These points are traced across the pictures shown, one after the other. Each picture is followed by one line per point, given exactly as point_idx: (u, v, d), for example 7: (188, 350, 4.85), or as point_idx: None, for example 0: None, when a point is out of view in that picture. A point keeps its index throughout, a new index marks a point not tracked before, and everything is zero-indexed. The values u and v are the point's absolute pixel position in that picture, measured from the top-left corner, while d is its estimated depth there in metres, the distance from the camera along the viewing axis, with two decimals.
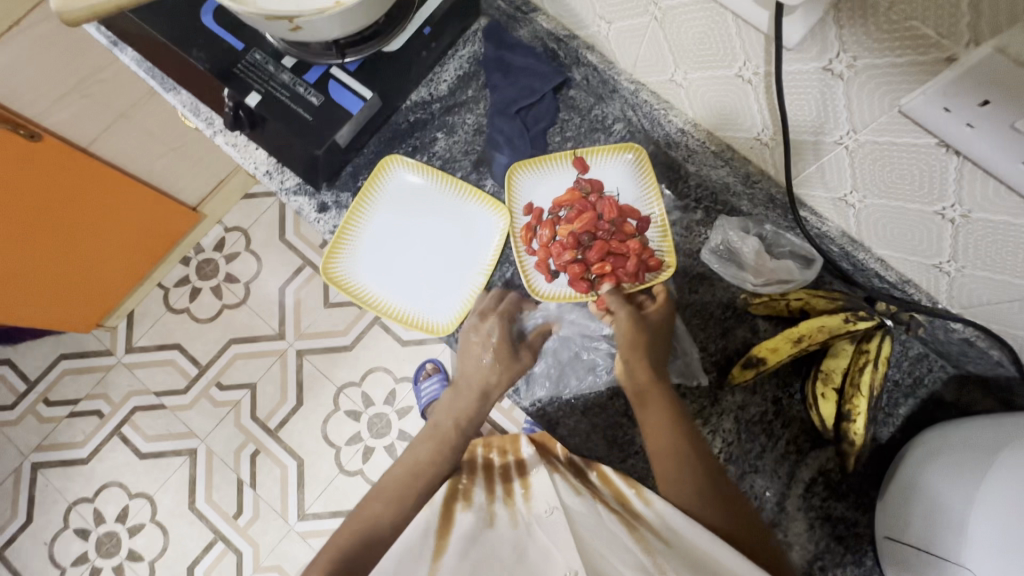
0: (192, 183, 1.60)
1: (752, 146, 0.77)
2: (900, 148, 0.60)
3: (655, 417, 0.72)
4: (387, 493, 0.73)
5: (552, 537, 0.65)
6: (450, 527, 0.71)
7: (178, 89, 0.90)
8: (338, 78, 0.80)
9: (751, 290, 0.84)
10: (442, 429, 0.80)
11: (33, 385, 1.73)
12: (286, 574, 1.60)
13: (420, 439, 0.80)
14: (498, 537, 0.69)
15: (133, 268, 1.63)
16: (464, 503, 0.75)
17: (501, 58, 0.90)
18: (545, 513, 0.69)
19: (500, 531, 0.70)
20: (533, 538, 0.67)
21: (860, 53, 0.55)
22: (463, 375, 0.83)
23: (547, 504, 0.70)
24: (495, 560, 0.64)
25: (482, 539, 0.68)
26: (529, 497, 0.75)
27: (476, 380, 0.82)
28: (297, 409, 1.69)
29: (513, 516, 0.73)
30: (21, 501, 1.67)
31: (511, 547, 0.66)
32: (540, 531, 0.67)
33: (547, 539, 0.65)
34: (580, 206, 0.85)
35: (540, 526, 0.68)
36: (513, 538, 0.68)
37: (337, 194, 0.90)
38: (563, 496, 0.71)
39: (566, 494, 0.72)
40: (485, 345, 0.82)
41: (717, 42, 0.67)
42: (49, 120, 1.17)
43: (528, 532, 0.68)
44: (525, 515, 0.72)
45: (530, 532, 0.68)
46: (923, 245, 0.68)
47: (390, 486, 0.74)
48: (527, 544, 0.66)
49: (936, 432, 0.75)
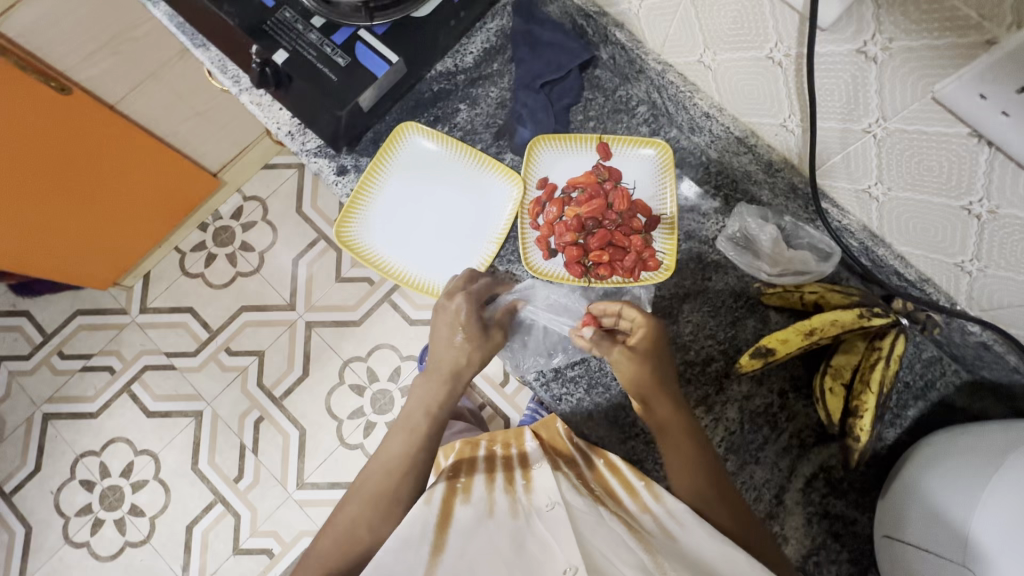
0: (216, 149, 1.60)
1: (777, 132, 0.76)
2: (927, 137, 0.59)
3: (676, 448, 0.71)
4: (367, 498, 0.72)
5: (553, 531, 0.63)
6: (449, 520, 0.68)
7: (207, 45, 0.91)
8: (365, 40, 0.81)
9: (765, 280, 0.84)
10: (414, 420, 0.76)
11: (49, 338, 1.77)
12: (282, 540, 1.62)
13: (392, 434, 0.76)
14: (497, 529, 0.66)
15: (151, 230, 1.66)
16: (463, 496, 0.72)
17: (529, 32, 0.90)
18: (546, 508, 0.67)
19: (499, 522, 0.68)
20: (532, 530, 0.66)
21: (896, 34, 0.54)
22: (435, 359, 0.79)
23: (548, 498, 0.69)
24: (494, 554, 0.63)
25: (481, 532, 0.66)
26: (529, 486, 0.73)
27: (447, 363, 0.78)
28: (303, 379, 1.71)
29: (513, 506, 0.70)
30: (31, 449, 1.71)
31: (509, 542, 0.65)
32: (540, 525, 0.66)
33: (548, 535, 0.64)
34: (592, 190, 0.85)
35: (540, 519, 0.66)
36: (512, 531, 0.66)
37: (357, 158, 0.91)
38: (567, 493, 0.69)
39: (569, 490, 0.70)
40: (455, 322, 0.79)
41: (750, 23, 0.66)
42: (79, 76, 1.16)
43: (528, 525, 0.66)
44: (525, 506, 0.69)
45: (529, 524, 0.67)
46: (945, 243, 0.67)
47: (368, 491, 0.73)
48: (526, 538, 0.65)
49: (943, 434, 0.74)
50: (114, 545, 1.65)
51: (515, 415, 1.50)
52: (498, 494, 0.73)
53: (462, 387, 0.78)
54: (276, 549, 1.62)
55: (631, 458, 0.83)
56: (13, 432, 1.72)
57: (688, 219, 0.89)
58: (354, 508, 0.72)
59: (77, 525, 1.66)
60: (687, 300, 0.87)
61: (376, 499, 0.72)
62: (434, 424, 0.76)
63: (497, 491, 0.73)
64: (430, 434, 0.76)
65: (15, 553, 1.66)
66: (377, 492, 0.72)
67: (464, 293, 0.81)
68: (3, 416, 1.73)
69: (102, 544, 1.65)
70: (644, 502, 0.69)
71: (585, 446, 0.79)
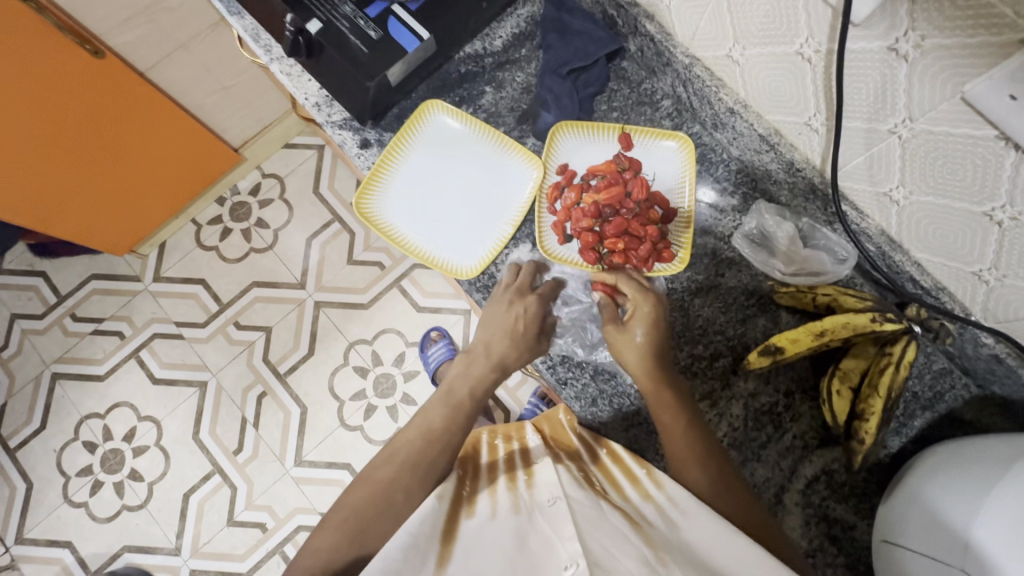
0: (239, 124, 1.62)
1: (800, 131, 0.76)
2: (953, 139, 0.59)
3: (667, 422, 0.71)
4: (402, 462, 0.70)
5: (554, 524, 0.60)
6: (455, 528, 0.64)
7: (242, 13, 0.92)
8: (398, 15, 0.82)
9: (779, 279, 0.84)
10: (456, 396, 0.76)
11: (63, 299, 1.80)
12: (275, 515, 1.63)
13: (432, 405, 0.76)
14: (498, 527, 0.63)
15: (171, 200, 1.68)
16: (468, 511, 0.68)
17: (560, 19, 0.90)
18: (547, 503, 0.64)
19: (500, 520, 0.64)
20: (533, 526, 0.62)
21: (929, 32, 0.54)
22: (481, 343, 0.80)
23: (549, 493, 0.66)
24: (495, 549, 0.59)
25: (483, 529, 0.63)
26: (531, 482, 0.70)
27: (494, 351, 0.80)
28: (308, 357, 1.72)
29: (514, 502, 0.68)
30: (38, 408, 1.74)
31: (510, 535, 0.61)
32: (542, 520, 0.62)
33: (549, 529, 0.60)
34: (612, 178, 0.84)
35: (541, 514, 0.63)
36: (513, 526, 0.63)
37: (381, 133, 0.91)
38: (568, 487, 0.66)
39: (570, 484, 0.67)
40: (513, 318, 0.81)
41: (783, 17, 0.66)
42: (113, 40, 1.17)
43: (530, 521, 0.63)
44: (527, 501, 0.67)
45: (531, 521, 0.63)
46: (965, 251, 0.67)
47: (404, 454, 0.71)
48: (529, 531, 0.62)
49: (948, 445, 0.73)
50: (111, 508, 1.67)
51: (516, 408, 1.50)
52: (499, 490, 0.71)
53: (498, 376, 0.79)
54: (269, 524, 1.63)
55: (631, 447, 0.83)
56: (21, 390, 1.75)
57: (705, 214, 0.89)
58: (388, 471, 0.69)
59: (77, 485, 1.68)
60: (699, 294, 0.87)
61: (413, 463, 0.69)
62: (475, 404, 0.77)
63: (498, 487, 0.72)
64: (468, 409, 0.76)
65: (14, 508, 1.68)
66: (415, 456, 0.70)
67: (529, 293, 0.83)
68: (13, 373, 1.76)
69: (99, 506, 1.67)
70: (647, 490, 0.67)
71: (588, 434, 0.80)
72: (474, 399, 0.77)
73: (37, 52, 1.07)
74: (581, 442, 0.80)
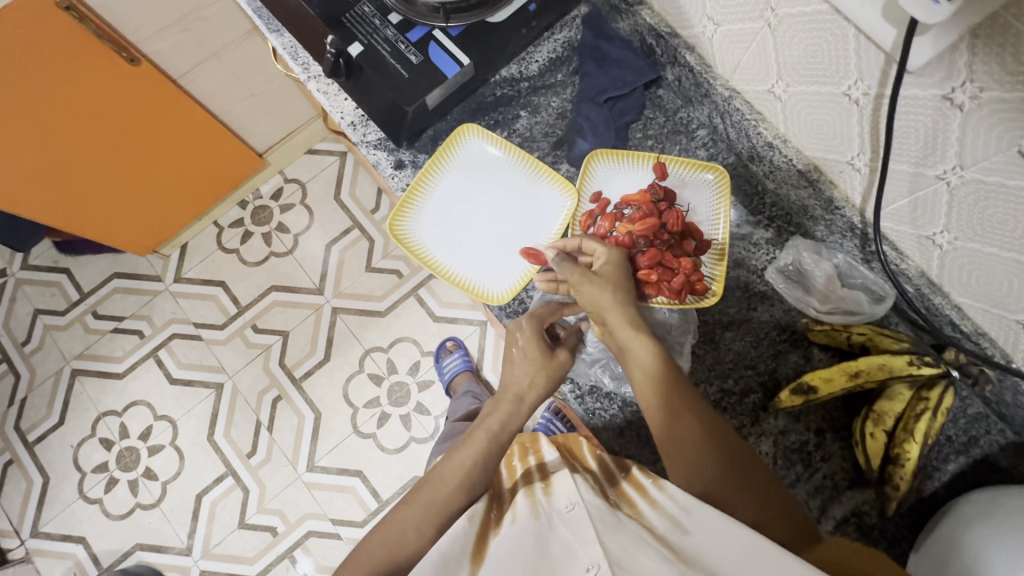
0: (266, 129, 1.64)
1: (841, 170, 0.75)
2: (1007, 191, 0.58)
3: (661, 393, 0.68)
4: (426, 507, 0.71)
5: (576, 532, 0.60)
6: (482, 552, 0.64)
7: (281, 31, 0.93)
8: (439, 40, 0.82)
9: (813, 316, 0.83)
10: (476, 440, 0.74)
11: (85, 297, 1.82)
12: (286, 520, 1.64)
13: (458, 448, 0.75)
14: (518, 532, 0.64)
15: (196, 203, 1.70)
16: (497, 529, 0.67)
17: (597, 47, 0.91)
18: (566, 509, 0.64)
19: (521, 526, 0.65)
20: (554, 532, 0.62)
21: (988, 84, 0.53)
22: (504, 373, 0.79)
23: (567, 499, 0.65)
24: (519, 556, 0.59)
25: (507, 540, 0.63)
26: (549, 488, 0.69)
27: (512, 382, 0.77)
28: (324, 363, 1.73)
29: (534, 509, 0.67)
30: (57, 402, 1.76)
31: (532, 544, 0.61)
32: (562, 527, 0.62)
33: (570, 535, 0.60)
34: (646, 209, 0.82)
35: (561, 521, 0.62)
36: (535, 534, 0.62)
37: (415, 155, 0.92)
38: (585, 492, 0.65)
39: (588, 490, 0.65)
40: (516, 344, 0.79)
41: (830, 58, 0.65)
42: (149, 48, 1.19)
43: (550, 526, 0.63)
44: (546, 507, 0.66)
45: (552, 525, 0.63)
46: (1009, 298, 0.65)
47: (428, 500, 0.71)
48: (549, 538, 0.62)
49: (982, 493, 0.72)
50: (125, 506, 1.68)
51: (530, 423, 1.50)
52: (518, 502, 0.70)
53: (527, 412, 0.75)
54: (280, 528, 1.63)
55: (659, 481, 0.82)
56: (41, 384, 1.77)
57: (738, 246, 0.89)
58: (412, 515, 0.71)
59: (92, 481, 1.70)
60: (730, 327, 0.86)
61: (434, 510, 0.70)
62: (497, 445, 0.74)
63: (518, 498, 0.71)
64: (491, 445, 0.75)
65: (30, 501, 1.70)
66: (437, 502, 0.71)
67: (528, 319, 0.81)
68: (33, 368, 1.79)
69: (114, 503, 1.68)
70: (653, 498, 0.63)
71: (609, 458, 0.75)
72: (498, 442, 0.74)
73: (73, 58, 1.08)
74: (599, 463, 0.75)
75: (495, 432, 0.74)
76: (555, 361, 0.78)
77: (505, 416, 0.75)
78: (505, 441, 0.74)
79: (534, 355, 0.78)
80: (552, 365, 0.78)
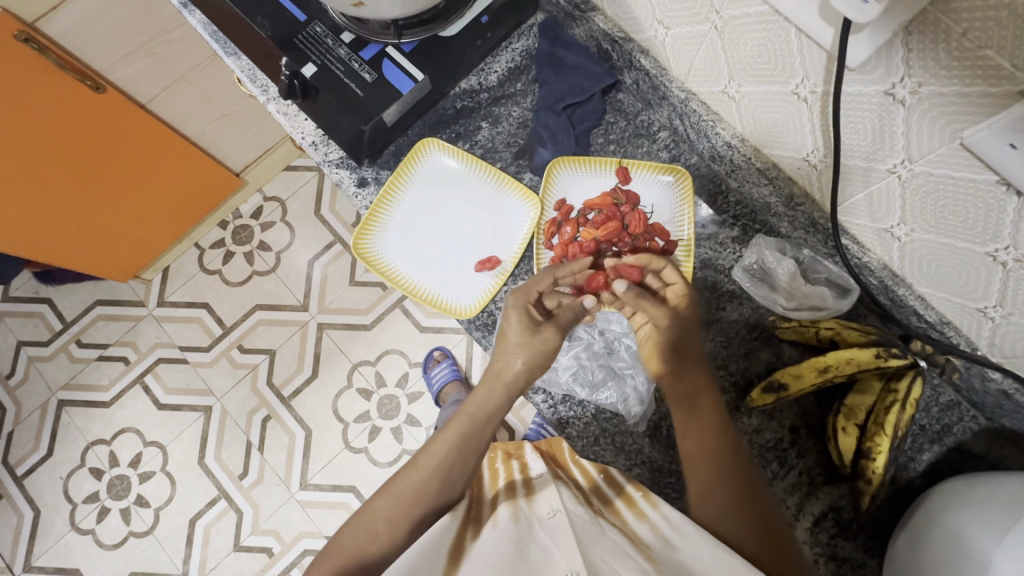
0: (240, 149, 1.63)
1: (799, 166, 0.75)
2: (954, 182, 0.58)
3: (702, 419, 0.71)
4: (399, 495, 0.70)
5: (555, 537, 0.60)
6: (461, 554, 0.63)
7: (238, 54, 0.93)
8: (392, 57, 0.82)
9: (781, 313, 0.83)
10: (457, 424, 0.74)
11: (68, 326, 1.81)
12: (282, 540, 1.63)
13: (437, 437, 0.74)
14: (497, 537, 0.63)
15: (175, 226, 1.69)
16: (474, 534, 0.66)
17: (554, 54, 0.91)
18: (547, 515, 0.64)
19: (501, 530, 0.64)
20: (533, 537, 0.62)
21: (926, 79, 0.54)
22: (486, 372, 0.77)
23: (548, 505, 0.65)
24: (495, 557, 0.58)
25: (486, 543, 0.62)
26: (531, 497, 0.69)
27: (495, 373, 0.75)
28: (312, 379, 1.72)
29: (514, 514, 0.66)
30: (44, 434, 1.74)
31: (509, 544, 0.61)
32: (542, 533, 0.62)
33: (549, 540, 0.60)
34: (609, 212, 0.86)
35: (541, 528, 0.62)
36: (514, 536, 0.62)
37: (377, 171, 0.92)
38: (567, 500, 0.66)
39: (570, 499, 0.67)
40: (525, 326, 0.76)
41: (776, 57, 0.66)
42: (113, 75, 1.18)
43: (529, 532, 0.63)
44: (527, 513, 0.66)
45: (531, 532, 0.63)
46: (968, 288, 0.65)
47: (401, 490, 0.71)
48: (528, 541, 0.61)
49: (957, 482, 0.71)
50: (118, 535, 1.67)
51: (520, 429, 1.49)
52: (500, 511, 0.67)
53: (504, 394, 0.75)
54: (276, 549, 1.62)
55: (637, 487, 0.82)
56: (28, 416, 1.76)
57: (704, 247, 0.89)
58: (385, 505, 0.70)
59: (84, 511, 1.68)
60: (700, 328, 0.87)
61: (407, 501, 0.70)
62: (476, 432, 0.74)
63: (498, 508, 0.69)
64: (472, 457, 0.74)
65: (22, 536, 1.68)
66: (410, 490, 0.70)
67: (518, 302, 0.76)
68: (19, 401, 1.77)
69: (107, 533, 1.67)
70: (641, 511, 0.66)
71: (592, 466, 0.76)
72: (473, 434, 0.73)
73: (37, 89, 1.07)
74: (582, 472, 0.76)
75: (473, 416, 0.74)
76: (538, 337, 0.75)
77: (483, 405, 0.75)
78: (483, 427, 0.74)
79: (513, 331, 0.75)
80: (533, 346, 0.75)
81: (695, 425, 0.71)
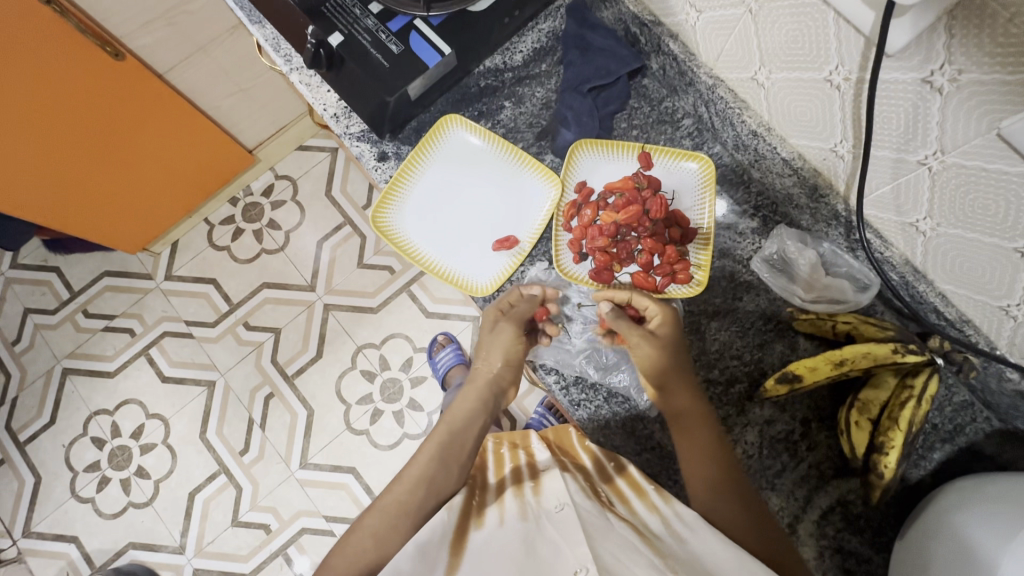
0: (254, 126, 1.62)
1: (825, 157, 0.74)
2: (988, 175, 0.57)
3: (699, 439, 0.71)
4: (384, 510, 0.70)
5: (563, 531, 0.59)
6: (462, 544, 0.63)
7: (263, 23, 0.92)
8: (420, 30, 0.82)
9: (798, 305, 0.83)
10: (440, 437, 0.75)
11: (75, 296, 1.81)
12: (280, 518, 1.63)
13: (421, 450, 0.74)
14: (506, 533, 0.62)
15: (186, 200, 1.69)
16: (477, 523, 0.67)
17: (582, 36, 0.91)
18: (555, 509, 0.63)
19: (508, 527, 0.64)
20: (541, 534, 0.61)
21: (966, 66, 0.53)
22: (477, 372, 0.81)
23: (556, 499, 0.64)
24: (505, 557, 0.58)
25: (492, 537, 0.63)
26: (538, 488, 0.69)
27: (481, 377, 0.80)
28: (316, 360, 1.72)
29: (522, 508, 0.67)
30: (48, 402, 1.75)
31: (518, 544, 0.60)
32: (550, 528, 0.61)
33: (557, 535, 0.59)
34: (629, 196, 0.84)
35: (550, 522, 0.62)
36: (521, 534, 0.62)
37: (398, 146, 0.92)
38: (575, 495, 0.65)
39: (578, 492, 0.66)
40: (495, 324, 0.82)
41: (811, 43, 0.65)
42: (133, 43, 1.17)
43: (537, 527, 0.62)
44: (534, 508, 0.65)
45: (539, 526, 0.62)
46: (993, 285, 0.64)
47: (389, 502, 0.70)
48: (536, 539, 0.61)
49: (968, 480, 0.71)
50: (118, 505, 1.67)
51: (523, 418, 1.48)
52: (506, 500, 0.69)
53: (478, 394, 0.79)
54: (273, 526, 1.63)
55: (645, 471, 0.82)
56: (33, 383, 1.76)
57: (724, 236, 0.89)
58: (372, 521, 0.69)
59: (84, 480, 1.69)
60: (715, 318, 0.86)
61: (394, 513, 0.69)
62: (457, 440, 0.75)
63: (505, 496, 0.70)
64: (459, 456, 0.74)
65: (22, 501, 1.69)
66: (394, 503, 0.70)
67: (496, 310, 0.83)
68: (24, 367, 1.77)
69: (106, 502, 1.68)
70: (653, 502, 0.66)
71: (601, 453, 0.77)
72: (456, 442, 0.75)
73: (54, 50, 1.06)
74: (592, 460, 0.77)
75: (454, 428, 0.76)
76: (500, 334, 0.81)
77: (464, 412, 0.78)
78: (464, 435, 0.76)
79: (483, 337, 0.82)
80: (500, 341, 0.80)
81: (693, 444, 0.71)
